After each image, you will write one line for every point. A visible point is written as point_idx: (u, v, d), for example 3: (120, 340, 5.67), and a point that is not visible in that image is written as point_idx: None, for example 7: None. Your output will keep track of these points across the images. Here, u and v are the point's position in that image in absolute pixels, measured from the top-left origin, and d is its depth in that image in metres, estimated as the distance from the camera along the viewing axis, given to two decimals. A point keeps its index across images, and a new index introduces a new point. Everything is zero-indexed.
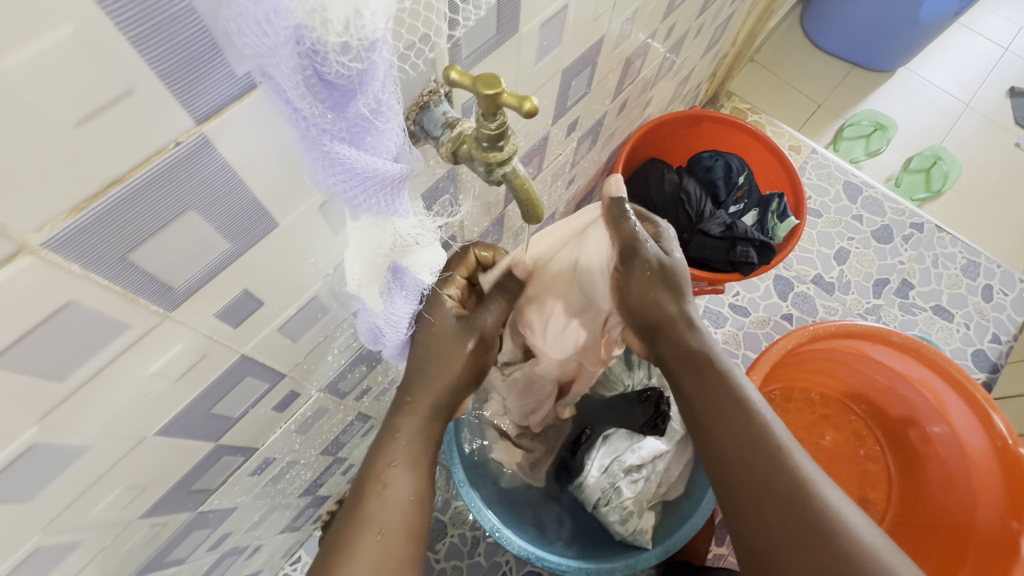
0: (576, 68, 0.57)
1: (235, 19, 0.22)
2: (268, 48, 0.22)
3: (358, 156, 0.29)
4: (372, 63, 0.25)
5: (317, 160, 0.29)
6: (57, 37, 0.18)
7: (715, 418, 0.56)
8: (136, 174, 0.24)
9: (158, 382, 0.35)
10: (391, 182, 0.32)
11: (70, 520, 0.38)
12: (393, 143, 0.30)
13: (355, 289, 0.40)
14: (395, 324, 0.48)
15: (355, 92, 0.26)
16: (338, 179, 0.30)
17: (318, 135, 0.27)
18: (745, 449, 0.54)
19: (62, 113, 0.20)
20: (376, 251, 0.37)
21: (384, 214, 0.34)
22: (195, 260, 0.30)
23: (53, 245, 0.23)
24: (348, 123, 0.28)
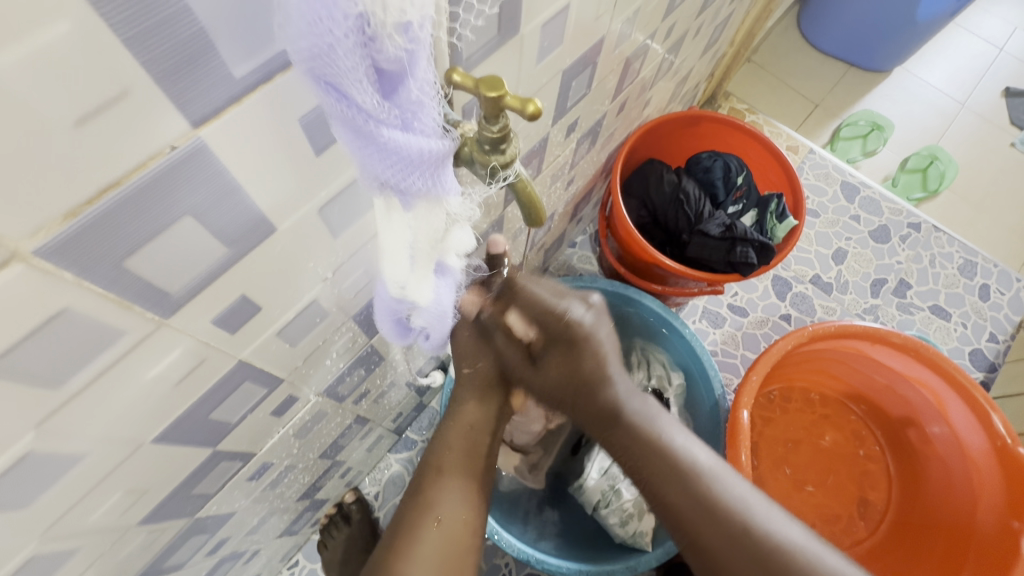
0: (576, 69, 0.57)
1: (285, 24, 0.22)
2: (329, 44, 0.22)
3: (412, 141, 0.28)
4: (418, 43, 0.25)
5: (373, 155, 0.28)
6: (54, 35, 0.18)
7: (651, 478, 0.57)
8: (131, 179, 0.23)
9: (157, 387, 0.34)
10: (438, 161, 0.31)
11: (66, 527, 0.38)
12: (436, 122, 0.30)
13: (401, 287, 0.40)
14: (440, 314, 0.47)
15: (404, 76, 0.26)
16: (392, 170, 0.29)
17: (373, 127, 0.26)
18: (682, 504, 0.56)
19: (59, 115, 0.20)
20: (428, 239, 0.36)
21: (436, 196, 0.33)
22: (193, 264, 0.29)
23: (46, 252, 0.22)
24: (399, 109, 0.27)
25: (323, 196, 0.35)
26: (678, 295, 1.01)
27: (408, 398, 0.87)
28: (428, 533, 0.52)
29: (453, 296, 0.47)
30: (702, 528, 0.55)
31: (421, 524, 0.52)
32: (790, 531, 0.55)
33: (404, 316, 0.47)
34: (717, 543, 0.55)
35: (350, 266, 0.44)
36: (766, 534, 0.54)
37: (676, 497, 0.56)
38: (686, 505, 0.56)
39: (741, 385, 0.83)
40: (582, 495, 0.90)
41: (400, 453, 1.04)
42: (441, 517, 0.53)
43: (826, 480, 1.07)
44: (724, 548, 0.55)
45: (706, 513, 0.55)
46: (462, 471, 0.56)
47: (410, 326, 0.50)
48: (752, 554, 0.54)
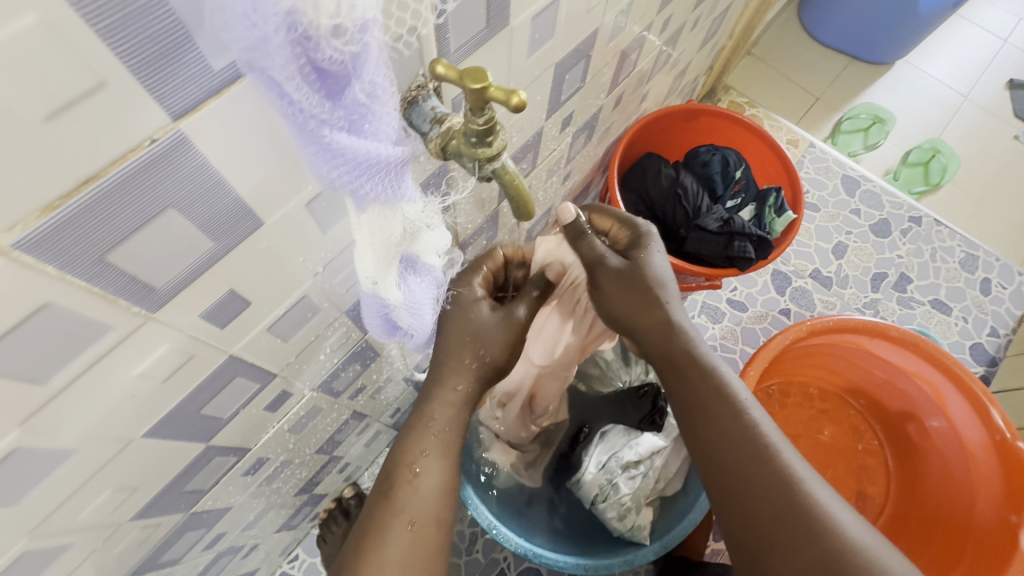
0: (570, 62, 0.56)
1: (218, 13, 0.22)
2: (260, 39, 0.22)
3: (358, 144, 0.28)
4: (364, 45, 0.25)
5: (317, 153, 0.28)
6: (21, 26, 0.18)
7: (713, 410, 0.57)
8: (111, 172, 0.23)
9: (145, 383, 0.34)
10: (392, 166, 0.31)
11: (56, 523, 0.38)
12: (390, 127, 0.29)
13: (371, 285, 0.39)
14: (419, 313, 0.46)
15: (349, 77, 0.26)
16: (341, 171, 0.29)
17: (315, 126, 0.26)
18: (739, 441, 0.55)
19: (29, 108, 0.19)
20: (387, 241, 0.37)
21: (390, 201, 0.33)
22: (176, 260, 0.29)
23: (26, 246, 0.22)
24: (345, 112, 0.27)
25: (311, 190, 0.35)
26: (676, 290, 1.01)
27: (406, 392, 0.87)
28: (399, 533, 0.51)
29: (435, 292, 0.47)
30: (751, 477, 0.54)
31: (391, 522, 0.51)
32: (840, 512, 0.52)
33: (388, 314, 0.46)
34: (766, 493, 0.53)
35: (341, 261, 0.43)
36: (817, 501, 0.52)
37: (733, 432, 0.56)
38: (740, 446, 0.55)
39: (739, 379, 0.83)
40: (580, 489, 0.89)
41: None
42: (416, 519, 0.52)
43: (825, 473, 1.08)
44: (771, 499, 0.52)
45: (769, 472, 0.53)
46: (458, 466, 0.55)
47: (397, 325, 0.49)
48: (798, 510, 0.51)
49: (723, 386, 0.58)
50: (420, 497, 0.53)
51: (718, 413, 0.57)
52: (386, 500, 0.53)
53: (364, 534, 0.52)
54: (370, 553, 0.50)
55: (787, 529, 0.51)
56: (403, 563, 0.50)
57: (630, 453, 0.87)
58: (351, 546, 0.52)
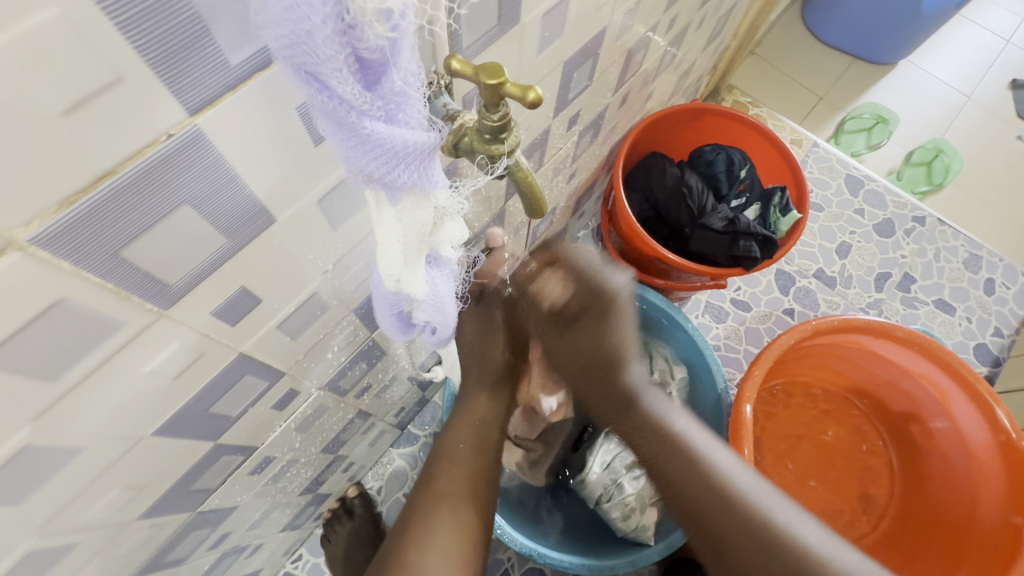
0: (577, 60, 0.56)
1: (261, 10, 0.22)
2: (307, 32, 0.22)
3: (396, 132, 0.28)
4: (402, 32, 0.25)
5: (355, 146, 0.28)
6: (41, 20, 0.18)
7: (659, 458, 0.58)
8: (128, 167, 0.23)
9: (155, 381, 0.34)
10: (423, 153, 0.31)
11: (64, 521, 0.37)
12: (421, 113, 0.29)
13: (398, 281, 0.39)
14: (437, 308, 0.47)
15: (387, 65, 0.26)
16: (377, 162, 0.29)
17: (355, 117, 0.26)
18: (691, 486, 0.56)
19: (52, 100, 0.19)
20: (418, 232, 0.36)
21: (423, 189, 0.33)
22: (189, 257, 0.29)
23: (42, 241, 0.22)
24: (382, 101, 0.27)
25: (323, 187, 0.34)
26: (680, 290, 1.00)
27: (410, 392, 0.86)
28: (439, 519, 0.51)
29: (451, 287, 0.48)
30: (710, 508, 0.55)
31: (432, 511, 0.52)
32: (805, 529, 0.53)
33: (404, 310, 0.46)
34: (730, 529, 0.54)
35: (350, 260, 0.43)
36: (779, 526, 0.52)
37: (681, 478, 0.57)
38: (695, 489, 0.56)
39: (744, 379, 0.83)
40: (584, 489, 0.90)
41: (403, 448, 1.04)
42: (455, 505, 0.52)
43: (828, 474, 1.07)
44: (736, 533, 0.53)
45: (725, 509, 0.54)
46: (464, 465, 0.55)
47: (412, 322, 0.50)
48: (760, 540, 0.52)
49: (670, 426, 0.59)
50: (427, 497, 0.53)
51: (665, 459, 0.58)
52: (427, 491, 0.54)
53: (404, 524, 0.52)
54: (413, 542, 0.50)
55: (758, 561, 0.52)
56: (444, 546, 0.50)
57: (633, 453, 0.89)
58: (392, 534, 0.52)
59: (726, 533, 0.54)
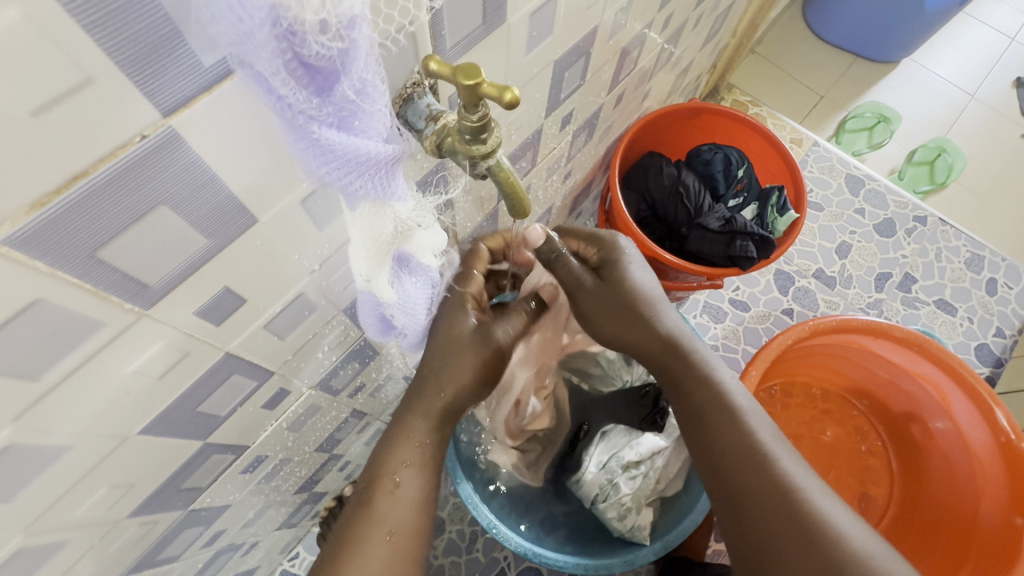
0: (568, 59, 0.56)
1: (205, 7, 0.21)
2: (246, 34, 0.22)
3: (348, 140, 0.28)
4: (352, 41, 0.25)
5: (306, 149, 0.28)
6: (6, 20, 0.18)
7: (707, 416, 0.57)
8: (100, 169, 0.23)
9: (140, 380, 0.34)
10: (382, 164, 0.31)
11: (53, 519, 0.38)
12: (381, 124, 0.29)
13: (364, 283, 0.40)
14: (411, 312, 0.47)
15: (337, 73, 0.26)
16: (331, 168, 0.29)
17: (304, 122, 0.26)
18: (734, 448, 0.55)
19: (17, 103, 0.19)
20: (379, 240, 0.36)
21: (380, 198, 0.33)
22: (169, 256, 0.29)
23: (15, 241, 0.22)
24: (335, 108, 0.27)
25: (306, 187, 0.34)
26: (678, 289, 1.00)
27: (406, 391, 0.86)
28: (378, 544, 0.50)
29: (428, 292, 0.48)
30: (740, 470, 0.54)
31: (369, 536, 0.50)
32: (837, 515, 0.51)
33: (381, 313, 0.47)
34: (761, 496, 0.52)
35: (337, 260, 0.43)
36: (812, 503, 0.51)
37: (728, 438, 0.55)
38: (734, 447, 0.55)
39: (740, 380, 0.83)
40: (580, 489, 0.89)
41: None
42: (394, 530, 0.51)
43: (828, 475, 1.07)
44: (766, 502, 0.52)
45: (761, 475, 0.53)
46: None
47: (392, 325, 0.50)
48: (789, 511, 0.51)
49: (721, 387, 0.57)
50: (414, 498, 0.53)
51: (712, 421, 0.57)
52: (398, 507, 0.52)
53: (342, 542, 0.51)
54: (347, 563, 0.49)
55: (782, 531, 0.50)
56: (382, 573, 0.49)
57: (630, 452, 0.87)
58: (327, 550, 0.51)
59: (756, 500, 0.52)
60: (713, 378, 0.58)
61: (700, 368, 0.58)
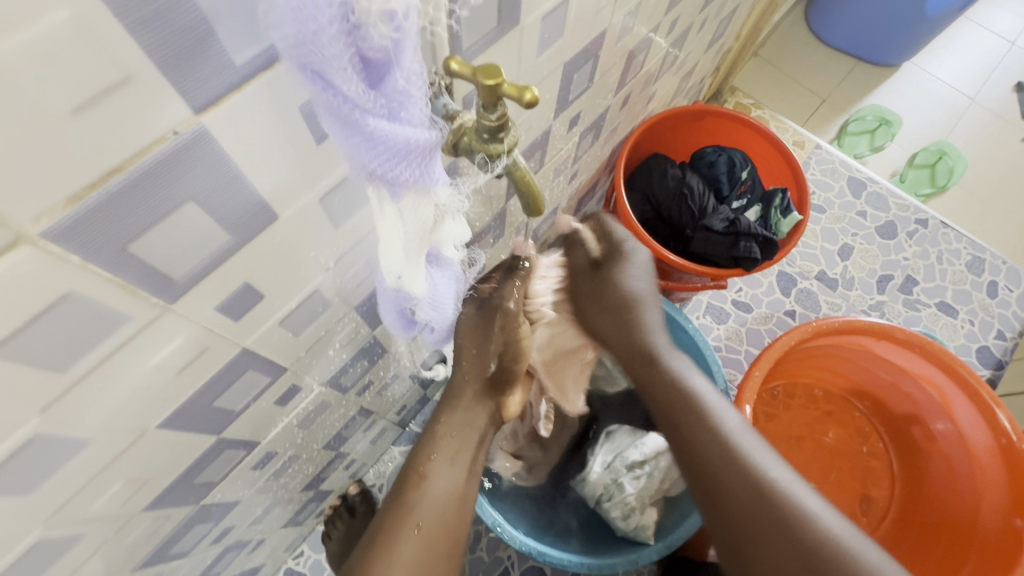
0: (578, 61, 0.57)
1: (269, 12, 0.23)
2: (313, 32, 0.23)
3: (398, 130, 0.29)
4: (405, 33, 0.25)
5: (359, 142, 0.28)
6: (52, 22, 0.18)
7: (682, 421, 0.61)
8: (134, 165, 0.24)
9: (160, 374, 0.35)
10: (426, 151, 0.32)
11: (72, 512, 0.38)
12: (422, 112, 0.30)
13: (397, 279, 0.40)
14: (437, 304, 0.47)
15: (390, 65, 0.26)
16: (380, 160, 0.29)
17: (359, 115, 0.27)
18: (710, 449, 0.59)
19: (60, 99, 0.20)
20: (419, 230, 0.37)
21: (424, 186, 0.34)
22: (194, 252, 0.30)
23: (52, 235, 0.23)
24: (386, 99, 0.27)
25: (325, 185, 0.35)
26: (681, 290, 1.01)
27: (412, 390, 0.87)
28: (407, 539, 0.52)
29: (454, 286, 0.48)
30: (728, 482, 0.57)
31: (399, 529, 0.52)
32: (806, 497, 0.55)
33: (408, 308, 0.47)
34: (738, 493, 0.56)
35: (351, 258, 0.44)
36: (782, 490, 0.55)
37: (704, 441, 0.59)
38: (709, 447, 0.59)
39: (744, 379, 0.83)
40: (584, 488, 0.91)
41: (403, 446, 1.05)
42: (422, 522, 0.54)
43: (828, 477, 1.07)
44: (744, 499, 0.56)
45: (730, 465, 0.57)
46: None
47: (414, 319, 0.50)
48: (766, 503, 0.55)
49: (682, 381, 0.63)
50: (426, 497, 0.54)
51: (685, 423, 0.61)
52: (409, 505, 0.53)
53: (373, 538, 0.53)
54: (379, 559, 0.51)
55: (758, 523, 0.55)
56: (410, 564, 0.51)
57: (635, 452, 0.88)
58: (360, 547, 0.53)
59: (733, 497, 0.57)
60: (682, 382, 0.63)
61: (666, 377, 0.63)
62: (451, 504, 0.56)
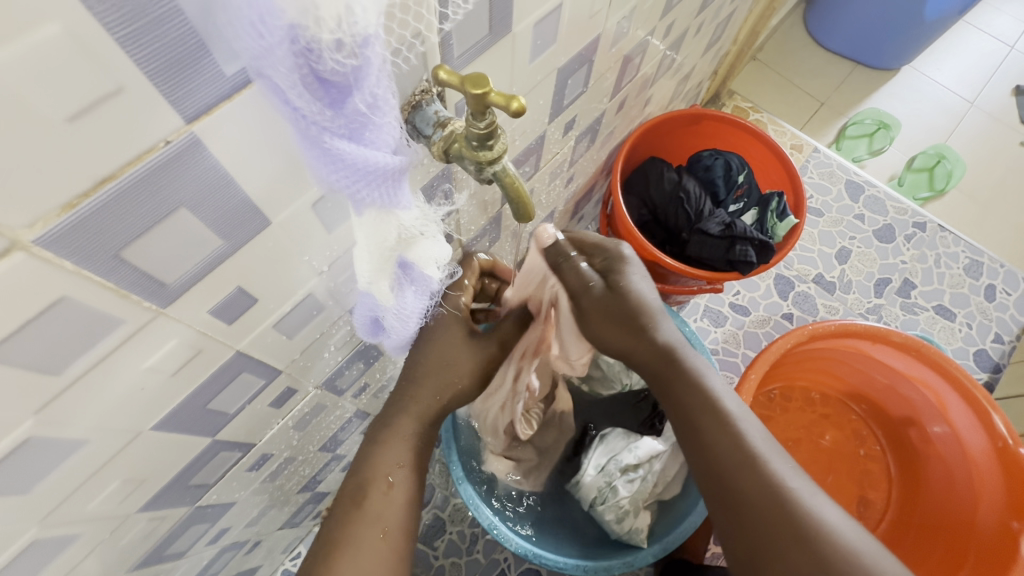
0: (572, 67, 0.57)
1: (229, 23, 0.23)
2: (266, 49, 0.23)
3: (358, 151, 0.29)
4: (366, 59, 0.26)
5: (318, 157, 0.29)
6: (45, 35, 0.19)
7: (703, 421, 0.58)
8: (127, 172, 0.24)
9: (154, 377, 0.35)
10: (392, 174, 0.32)
11: (66, 513, 0.39)
12: (391, 138, 0.30)
13: (366, 286, 0.41)
14: (406, 319, 0.48)
15: (351, 88, 0.27)
16: (340, 176, 0.30)
17: (317, 131, 0.28)
18: (730, 454, 0.56)
19: (54, 110, 0.21)
20: (380, 244, 0.38)
21: (387, 206, 0.34)
22: (188, 257, 0.30)
23: (45, 241, 0.23)
24: (346, 120, 0.28)
25: (317, 191, 0.36)
26: (678, 294, 1.01)
27: None
28: (373, 543, 0.50)
29: (425, 302, 0.48)
30: (743, 484, 0.55)
31: (365, 533, 0.51)
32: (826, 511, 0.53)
33: (378, 317, 0.47)
34: (758, 502, 0.54)
35: (346, 262, 0.45)
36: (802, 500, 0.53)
37: (725, 445, 0.56)
38: (728, 452, 0.56)
39: (740, 382, 0.84)
40: (579, 491, 0.90)
41: None
42: (388, 529, 0.52)
43: (826, 477, 1.08)
44: (763, 509, 0.53)
45: (750, 469, 0.55)
46: None
47: (382, 326, 0.50)
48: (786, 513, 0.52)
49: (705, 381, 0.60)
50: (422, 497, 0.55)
51: (704, 425, 0.58)
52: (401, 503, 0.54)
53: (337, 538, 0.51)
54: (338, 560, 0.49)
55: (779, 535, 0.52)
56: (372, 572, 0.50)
57: (629, 456, 0.88)
58: (317, 550, 0.51)
59: (751, 504, 0.54)
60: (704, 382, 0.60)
61: (690, 375, 0.60)
62: None
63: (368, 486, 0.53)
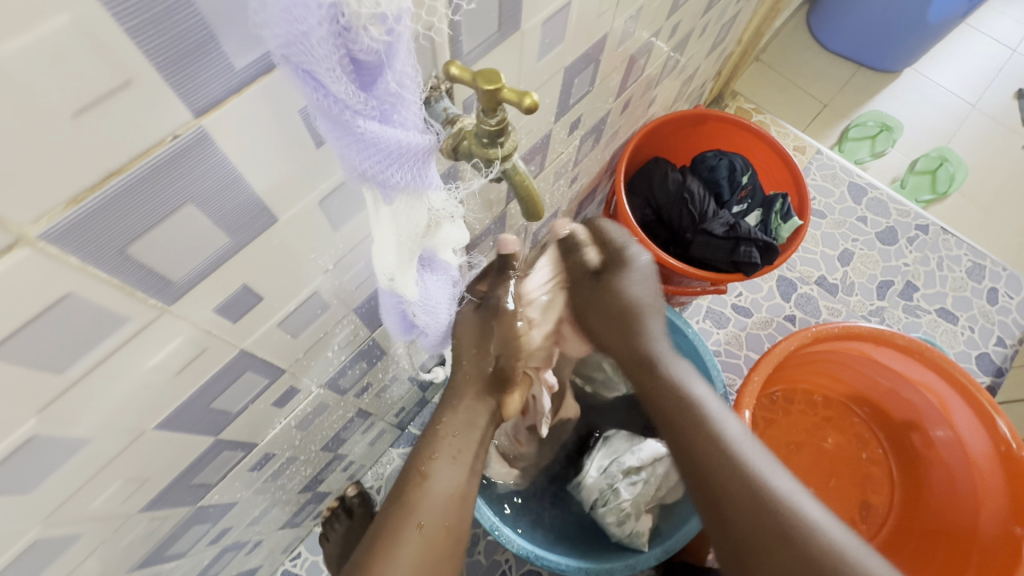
0: (579, 65, 0.57)
1: (260, 10, 0.22)
2: (302, 33, 0.23)
3: (389, 133, 0.29)
4: (397, 35, 0.25)
5: (349, 144, 0.29)
6: (54, 24, 0.18)
7: (680, 430, 0.60)
8: (134, 166, 0.24)
9: (160, 375, 0.35)
10: (419, 154, 0.32)
11: (70, 511, 0.38)
12: (416, 116, 0.30)
13: (390, 281, 0.40)
14: (433, 308, 0.48)
15: (382, 68, 0.27)
16: (372, 161, 0.30)
17: (349, 116, 0.27)
18: (713, 460, 0.57)
19: (60, 102, 0.20)
20: (412, 234, 0.37)
21: (417, 189, 0.34)
22: (194, 255, 0.30)
23: (50, 237, 0.23)
24: (377, 101, 0.28)
25: (324, 188, 0.35)
26: (680, 294, 1.00)
27: (410, 393, 0.87)
28: (410, 537, 0.52)
29: (449, 292, 0.49)
30: (727, 485, 0.55)
31: (402, 527, 0.52)
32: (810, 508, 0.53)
33: (404, 312, 0.47)
34: (741, 505, 0.54)
35: (351, 260, 0.44)
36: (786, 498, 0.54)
37: (709, 454, 0.57)
38: (711, 460, 0.57)
39: (743, 385, 0.83)
40: (581, 493, 0.91)
41: (402, 449, 1.05)
42: (422, 522, 0.53)
43: (828, 482, 1.07)
44: (747, 514, 0.54)
45: (731, 472, 0.56)
46: (445, 473, 0.57)
47: (412, 323, 0.50)
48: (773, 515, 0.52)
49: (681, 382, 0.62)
50: (424, 502, 0.55)
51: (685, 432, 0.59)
52: (405, 503, 0.54)
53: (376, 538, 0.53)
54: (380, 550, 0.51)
55: (764, 534, 0.52)
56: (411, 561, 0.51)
57: (631, 458, 0.87)
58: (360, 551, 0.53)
59: (735, 509, 0.54)
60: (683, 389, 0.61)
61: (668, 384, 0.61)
62: (450, 501, 0.56)
63: (405, 482, 0.56)
